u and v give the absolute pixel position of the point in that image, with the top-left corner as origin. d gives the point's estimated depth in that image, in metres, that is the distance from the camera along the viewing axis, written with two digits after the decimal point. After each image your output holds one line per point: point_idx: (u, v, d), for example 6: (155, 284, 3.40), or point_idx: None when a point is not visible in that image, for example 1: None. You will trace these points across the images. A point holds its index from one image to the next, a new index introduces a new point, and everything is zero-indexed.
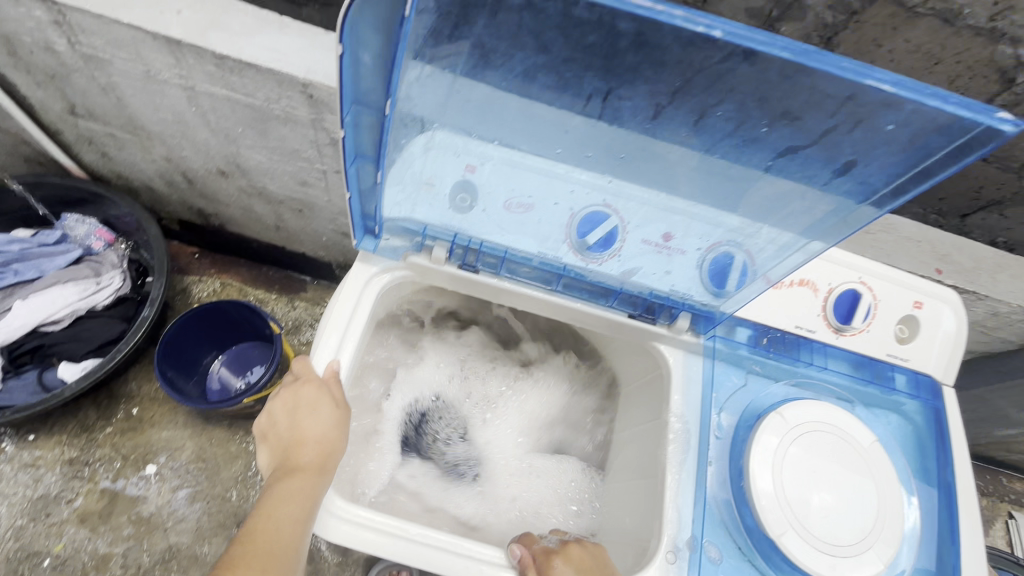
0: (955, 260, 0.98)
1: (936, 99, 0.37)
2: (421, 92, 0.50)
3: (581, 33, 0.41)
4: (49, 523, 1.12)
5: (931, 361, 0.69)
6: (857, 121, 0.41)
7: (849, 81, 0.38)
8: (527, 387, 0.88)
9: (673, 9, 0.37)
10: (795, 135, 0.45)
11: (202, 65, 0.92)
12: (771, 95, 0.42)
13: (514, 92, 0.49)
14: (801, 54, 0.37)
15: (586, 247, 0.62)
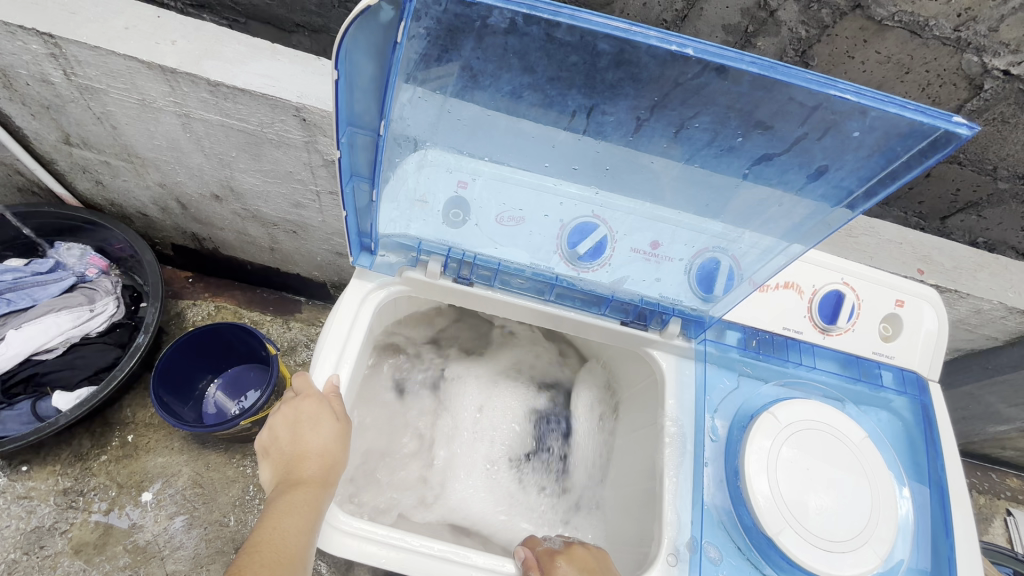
0: (936, 260, 1.01)
1: (895, 106, 0.40)
2: (414, 112, 0.52)
3: (564, 53, 0.44)
4: (43, 556, 1.10)
5: (915, 357, 0.71)
6: (826, 128, 0.44)
7: (815, 91, 0.41)
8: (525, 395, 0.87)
9: (648, 29, 0.41)
10: (770, 144, 0.47)
11: (197, 92, 0.94)
12: (746, 106, 0.44)
13: (502, 110, 0.51)
14: (769, 68, 0.40)
15: (577, 256, 0.64)
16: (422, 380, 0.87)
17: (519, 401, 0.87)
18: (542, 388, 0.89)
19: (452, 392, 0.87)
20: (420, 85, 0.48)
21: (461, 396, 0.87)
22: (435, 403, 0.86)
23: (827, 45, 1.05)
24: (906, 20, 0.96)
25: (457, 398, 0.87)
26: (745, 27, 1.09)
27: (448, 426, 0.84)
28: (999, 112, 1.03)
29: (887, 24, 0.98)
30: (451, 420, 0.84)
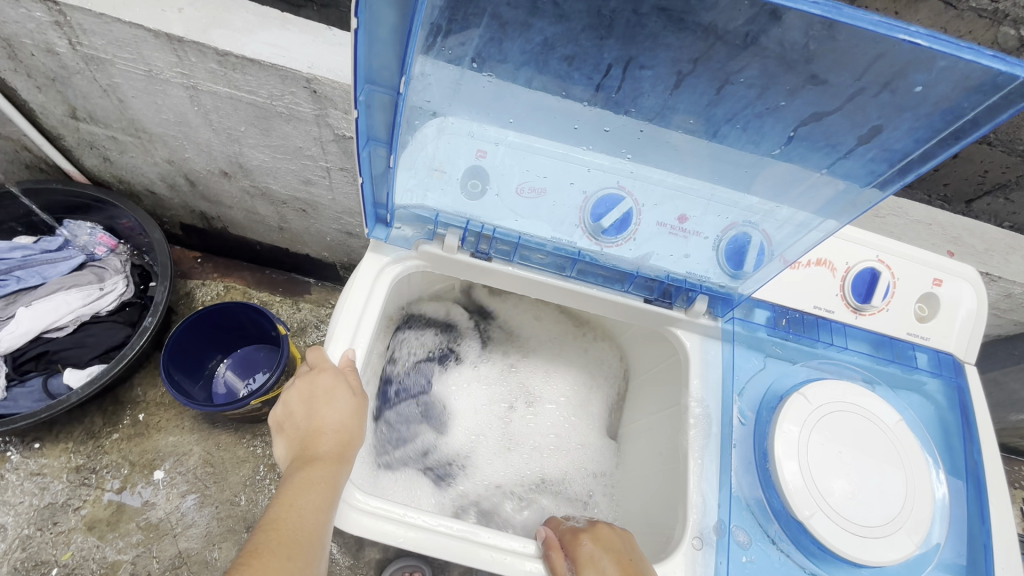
0: (967, 242, 0.97)
1: (971, 52, 0.36)
2: (436, 68, 0.49)
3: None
4: (57, 532, 1.11)
5: (952, 339, 0.68)
6: (885, 82, 0.41)
7: (881, 37, 0.37)
8: (554, 384, 0.87)
9: None
10: (820, 100, 0.44)
11: (205, 63, 0.91)
12: (795, 56, 0.41)
13: (533, 64, 0.48)
14: (832, 9, 0.37)
15: (600, 230, 0.61)
16: (461, 347, 0.88)
17: (548, 394, 0.86)
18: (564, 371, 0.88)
19: (488, 368, 0.88)
20: (445, 39, 0.45)
21: (491, 380, 0.87)
22: (468, 376, 0.87)
23: None
24: None
25: (482, 383, 0.87)
26: None
27: (467, 407, 0.84)
28: None
29: None
30: (471, 403, 0.85)
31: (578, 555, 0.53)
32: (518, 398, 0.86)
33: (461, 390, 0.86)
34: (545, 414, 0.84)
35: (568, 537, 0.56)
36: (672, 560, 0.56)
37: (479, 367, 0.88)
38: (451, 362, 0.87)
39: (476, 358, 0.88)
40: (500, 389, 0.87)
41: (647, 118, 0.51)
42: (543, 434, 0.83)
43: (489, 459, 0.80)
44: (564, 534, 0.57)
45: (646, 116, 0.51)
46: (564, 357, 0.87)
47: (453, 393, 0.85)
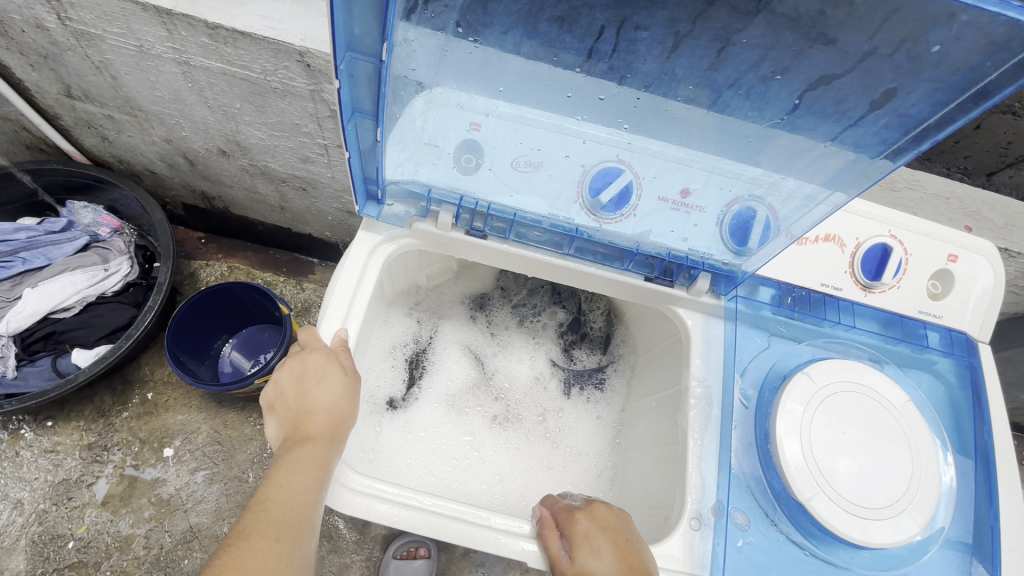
0: (986, 217, 0.94)
1: (996, 2, 0.34)
2: (421, 34, 0.46)
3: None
4: (72, 506, 1.14)
5: (966, 316, 0.66)
6: (901, 41, 0.38)
7: None
8: (567, 422, 0.82)
9: None
10: (830, 62, 0.41)
11: (195, 37, 0.89)
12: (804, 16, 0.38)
13: (521, 28, 0.45)
14: None
15: (599, 206, 0.59)
16: (577, 355, 0.87)
17: (516, 437, 0.79)
18: (578, 353, 0.87)
19: (550, 387, 0.85)
20: (429, 2, 0.43)
21: (526, 383, 0.85)
22: (536, 364, 0.87)
23: None
24: None
25: (516, 376, 0.86)
26: None
27: (506, 355, 0.87)
28: None
29: None
30: (511, 355, 0.88)
31: (573, 535, 0.53)
32: (512, 377, 0.86)
33: (533, 345, 0.88)
34: (494, 436, 0.79)
35: (563, 521, 0.55)
36: (668, 541, 0.56)
37: (549, 376, 0.86)
38: (483, 325, 0.89)
39: (559, 372, 0.86)
40: (522, 390, 0.84)
41: (644, 85, 0.49)
42: (453, 438, 0.76)
43: (442, 420, 0.78)
44: (561, 517, 0.55)
45: (644, 82, 0.48)
46: (607, 407, 0.83)
47: (509, 358, 0.87)
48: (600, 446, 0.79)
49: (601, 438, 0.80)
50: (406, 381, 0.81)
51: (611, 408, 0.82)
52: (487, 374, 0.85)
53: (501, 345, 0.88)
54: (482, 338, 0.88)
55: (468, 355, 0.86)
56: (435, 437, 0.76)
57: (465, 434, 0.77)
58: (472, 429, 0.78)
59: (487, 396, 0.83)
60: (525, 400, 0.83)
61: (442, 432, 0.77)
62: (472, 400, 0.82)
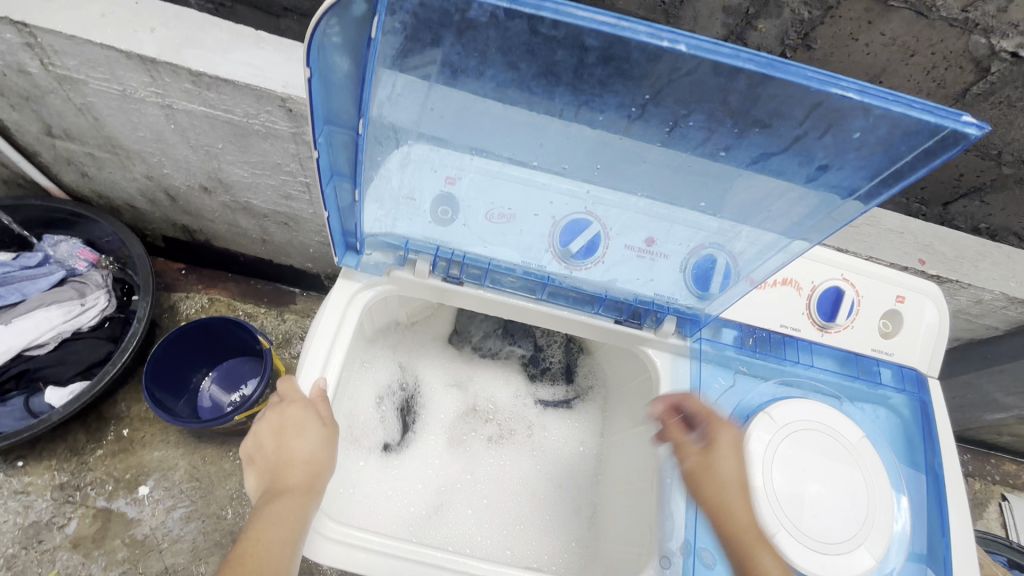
0: (938, 250, 1.01)
1: (899, 104, 0.38)
2: (394, 112, 0.50)
3: (550, 48, 0.41)
4: (42, 550, 1.11)
5: (916, 353, 0.70)
6: (826, 127, 0.42)
7: (816, 90, 0.39)
8: (548, 443, 0.83)
9: (638, 24, 0.38)
10: (768, 142, 0.45)
11: (178, 83, 0.91)
12: (740, 106, 0.42)
13: (489, 109, 0.49)
14: (766, 65, 0.38)
15: (569, 255, 0.62)
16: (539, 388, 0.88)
17: (511, 453, 0.82)
18: (541, 387, 0.87)
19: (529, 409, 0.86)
20: (400, 87, 0.47)
21: (509, 402, 0.87)
22: (513, 387, 0.88)
23: (830, 27, 1.02)
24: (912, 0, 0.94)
25: (499, 398, 0.87)
26: (746, 9, 1.03)
27: (482, 383, 0.88)
28: (1005, 95, 1.01)
29: (893, 6, 0.95)
30: (491, 380, 0.88)
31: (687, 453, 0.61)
32: (497, 398, 0.87)
33: (503, 377, 0.88)
34: (491, 454, 0.81)
35: (702, 424, 0.62)
36: None
37: (528, 403, 0.87)
38: (452, 357, 0.88)
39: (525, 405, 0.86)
40: (506, 409, 0.86)
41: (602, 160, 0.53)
42: (448, 470, 0.79)
43: (438, 453, 0.80)
44: (700, 421, 0.62)
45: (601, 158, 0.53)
46: (585, 434, 0.83)
47: (486, 385, 0.88)
48: (580, 471, 0.80)
49: (580, 466, 0.80)
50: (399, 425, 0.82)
51: (590, 434, 0.83)
52: (469, 405, 0.86)
53: (476, 373, 0.88)
54: (453, 373, 0.88)
55: (449, 389, 0.87)
56: (428, 470, 0.78)
57: (452, 466, 0.79)
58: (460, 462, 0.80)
59: (478, 420, 0.85)
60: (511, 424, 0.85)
61: (438, 463, 0.79)
62: (467, 427, 0.84)
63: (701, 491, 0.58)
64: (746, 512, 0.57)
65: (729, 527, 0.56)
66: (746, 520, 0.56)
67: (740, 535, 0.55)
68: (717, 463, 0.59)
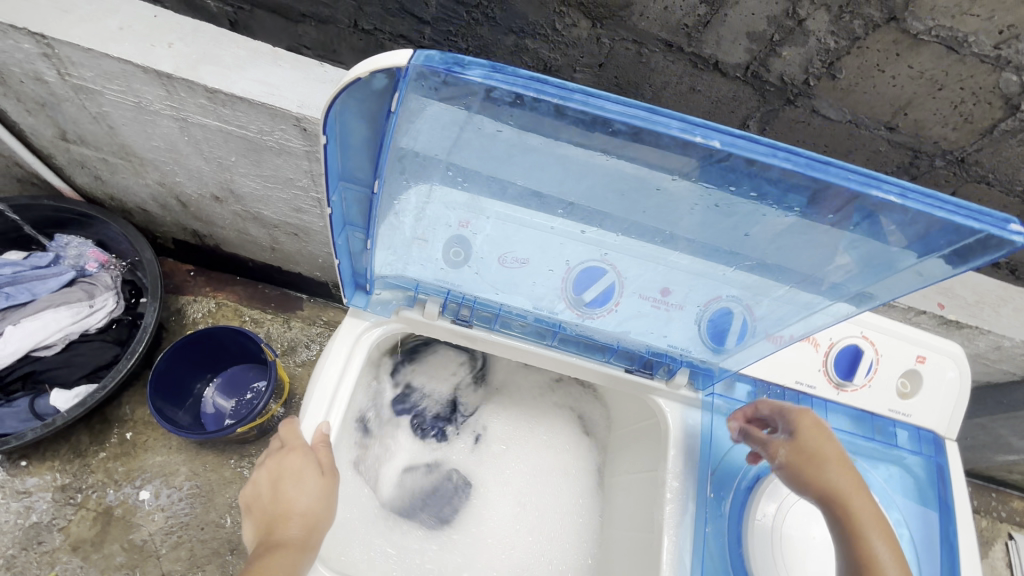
0: (957, 294, 0.98)
1: (943, 210, 0.39)
2: (409, 176, 0.49)
3: (575, 130, 0.41)
4: (41, 551, 1.12)
5: (935, 415, 0.68)
6: (861, 218, 0.43)
7: (855, 190, 0.40)
8: (551, 478, 0.81)
9: (670, 116, 0.39)
10: (799, 228, 0.45)
11: (194, 98, 0.91)
12: (774, 196, 0.42)
13: (511, 176, 0.48)
14: (802, 165, 0.39)
15: (583, 303, 0.61)
16: (535, 416, 0.85)
17: (514, 490, 0.80)
18: (540, 417, 0.85)
19: (533, 442, 0.84)
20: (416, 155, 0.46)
21: (505, 433, 0.85)
22: (509, 418, 0.85)
23: (857, 57, 0.92)
24: (944, 35, 0.85)
25: (495, 428, 0.85)
26: (770, 35, 0.92)
27: (476, 411, 0.85)
28: None
29: (922, 39, 0.87)
30: (487, 410, 0.85)
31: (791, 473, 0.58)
32: (500, 430, 0.85)
33: (499, 405, 0.86)
34: (493, 490, 0.80)
35: (785, 422, 0.61)
36: None
37: (528, 434, 0.84)
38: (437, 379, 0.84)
39: (526, 435, 0.84)
40: (508, 443, 0.84)
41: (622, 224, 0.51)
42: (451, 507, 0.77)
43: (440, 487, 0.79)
44: (781, 420, 0.62)
45: (620, 223, 0.51)
46: (579, 465, 0.82)
47: (481, 414, 0.85)
48: (583, 512, 0.78)
49: (580, 500, 0.79)
50: (389, 450, 0.77)
51: (585, 466, 0.82)
52: (471, 439, 0.84)
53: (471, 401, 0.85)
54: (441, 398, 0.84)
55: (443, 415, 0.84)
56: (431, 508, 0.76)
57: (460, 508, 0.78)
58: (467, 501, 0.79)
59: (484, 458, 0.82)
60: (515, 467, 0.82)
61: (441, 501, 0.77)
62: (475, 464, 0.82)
63: (806, 484, 0.57)
64: (862, 501, 0.55)
65: (845, 517, 0.55)
66: (865, 508, 0.55)
67: (858, 524, 0.54)
68: (816, 451, 0.58)
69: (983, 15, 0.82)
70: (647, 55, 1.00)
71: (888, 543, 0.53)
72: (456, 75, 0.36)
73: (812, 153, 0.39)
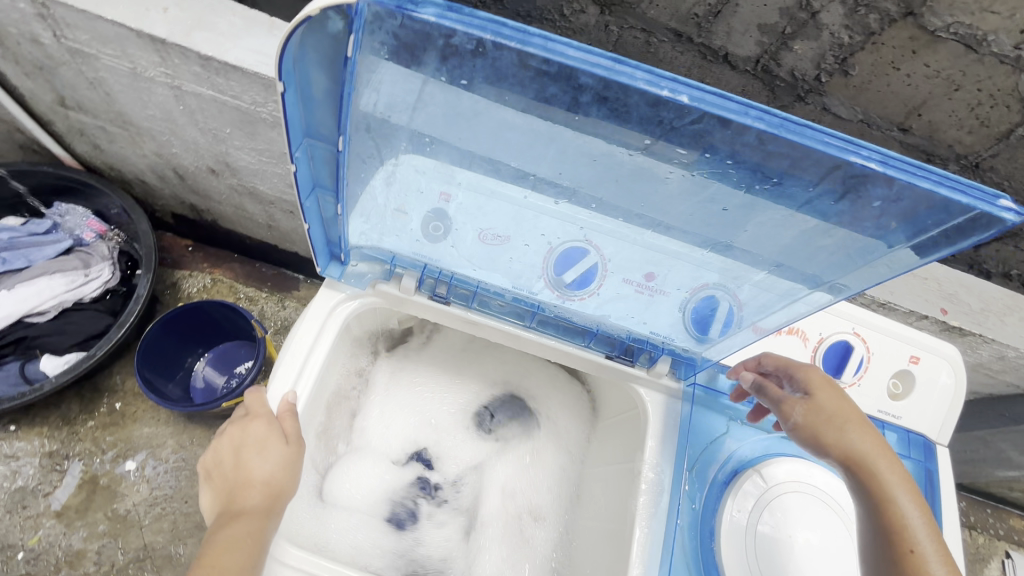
0: (962, 300, 0.95)
1: (928, 180, 0.37)
2: (379, 135, 0.47)
3: (542, 83, 0.40)
4: (25, 516, 1.12)
5: (927, 418, 0.66)
6: (844, 192, 0.41)
7: (834, 156, 0.38)
8: (528, 467, 0.79)
9: (637, 69, 0.37)
10: (779, 202, 0.44)
11: (188, 65, 0.89)
12: (750, 163, 0.41)
13: (485, 139, 0.47)
14: (775, 125, 0.38)
15: (563, 284, 0.59)
16: (514, 404, 0.83)
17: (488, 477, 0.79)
18: (520, 405, 0.83)
19: (511, 431, 0.82)
20: (387, 114, 0.45)
21: (484, 420, 0.82)
22: (489, 405, 0.83)
23: (871, 53, 0.89)
24: (962, 32, 0.82)
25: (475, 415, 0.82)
26: (782, 28, 0.89)
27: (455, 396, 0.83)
28: None
29: (940, 36, 0.83)
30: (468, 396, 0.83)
31: (810, 432, 0.56)
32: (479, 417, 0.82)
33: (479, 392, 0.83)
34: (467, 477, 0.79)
35: (796, 381, 0.58)
36: None
37: (507, 422, 0.82)
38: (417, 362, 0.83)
39: (504, 423, 0.82)
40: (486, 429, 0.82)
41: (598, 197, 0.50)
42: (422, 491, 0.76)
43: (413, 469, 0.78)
44: (792, 377, 0.59)
45: (596, 196, 0.50)
46: (559, 455, 0.79)
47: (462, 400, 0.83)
48: (560, 502, 0.76)
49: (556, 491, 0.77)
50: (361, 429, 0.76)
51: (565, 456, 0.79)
52: (450, 423, 0.82)
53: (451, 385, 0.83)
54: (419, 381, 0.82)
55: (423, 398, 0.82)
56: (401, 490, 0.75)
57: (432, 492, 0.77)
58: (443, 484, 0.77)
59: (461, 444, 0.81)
60: (494, 459, 0.80)
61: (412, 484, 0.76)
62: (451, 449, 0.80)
63: (825, 446, 0.55)
64: (885, 462, 0.53)
65: (870, 480, 0.52)
66: (889, 470, 0.52)
67: (882, 487, 0.52)
68: (834, 412, 0.55)
69: (1004, 12, 0.78)
70: (655, 44, 0.98)
71: (915, 503, 0.51)
72: (409, 13, 0.35)
73: (787, 114, 0.38)
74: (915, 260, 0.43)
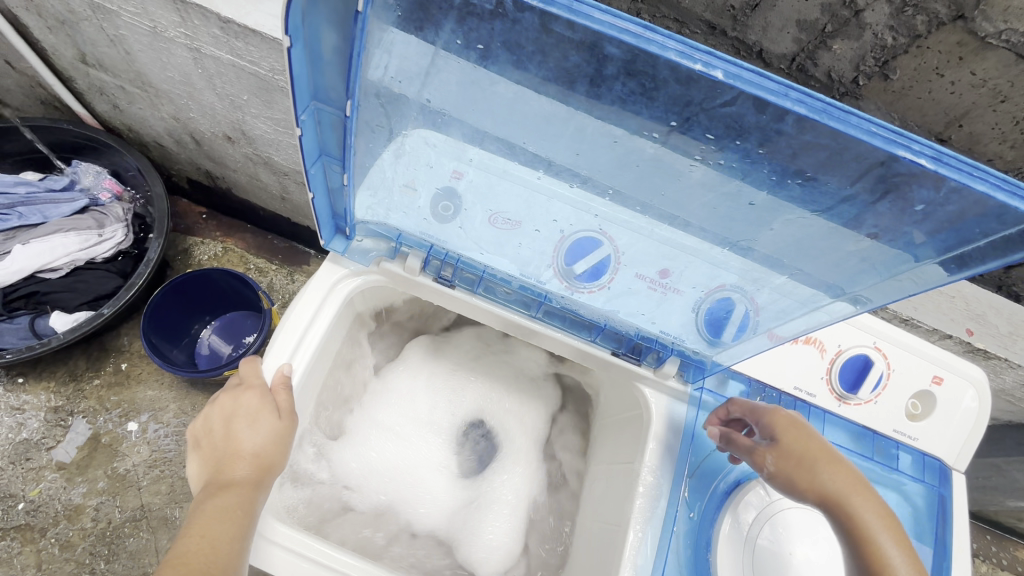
0: (990, 321, 0.90)
1: (982, 182, 0.34)
2: (391, 104, 0.45)
3: (564, 52, 0.37)
4: (28, 468, 1.14)
5: (945, 442, 0.62)
6: (885, 191, 0.38)
7: (880, 150, 0.35)
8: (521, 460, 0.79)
9: (668, 39, 0.34)
10: (811, 199, 0.41)
11: (208, 27, 0.88)
12: (783, 151, 0.38)
13: (500, 112, 0.44)
14: (817, 110, 0.34)
15: (573, 275, 0.56)
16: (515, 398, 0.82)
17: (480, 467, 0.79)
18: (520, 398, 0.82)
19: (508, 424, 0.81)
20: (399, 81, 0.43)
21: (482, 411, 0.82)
22: (489, 397, 0.82)
23: (914, 57, 0.84)
24: (1015, 40, 0.76)
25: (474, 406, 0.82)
26: (822, 25, 0.85)
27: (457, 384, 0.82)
28: None
29: (990, 43, 0.78)
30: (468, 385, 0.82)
31: (784, 477, 0.53)
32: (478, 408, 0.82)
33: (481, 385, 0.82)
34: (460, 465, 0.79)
35: (762, 424, 0.56)
36: None
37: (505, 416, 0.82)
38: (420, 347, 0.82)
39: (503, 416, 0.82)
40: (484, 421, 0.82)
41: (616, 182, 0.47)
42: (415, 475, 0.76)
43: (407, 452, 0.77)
44: (758, 421, 0.57)
45: (614, 181, 0.47)
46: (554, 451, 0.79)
47: (464, 391, 0.82)
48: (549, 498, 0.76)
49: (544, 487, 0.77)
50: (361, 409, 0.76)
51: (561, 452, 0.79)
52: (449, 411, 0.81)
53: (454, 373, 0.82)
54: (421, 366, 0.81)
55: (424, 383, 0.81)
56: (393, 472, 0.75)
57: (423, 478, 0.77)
58: (439, 473, 0.78)
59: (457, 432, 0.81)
60: (489, 450, 0.80)
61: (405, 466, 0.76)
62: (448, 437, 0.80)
63: (802, 490, 0.52)
64: (863, 500, 0.50)
65: (850, 520, 0.49)
66: (867, 508, 0.49)
67: (863, 529, 0.49)
68: (803, 452, 0.53)
69: None
70: (687, 35, 0.94)
71: (898, 543, 0.48)
72: None
73: (831, 99, 0.35)
74: (948, 277, 0.41)
